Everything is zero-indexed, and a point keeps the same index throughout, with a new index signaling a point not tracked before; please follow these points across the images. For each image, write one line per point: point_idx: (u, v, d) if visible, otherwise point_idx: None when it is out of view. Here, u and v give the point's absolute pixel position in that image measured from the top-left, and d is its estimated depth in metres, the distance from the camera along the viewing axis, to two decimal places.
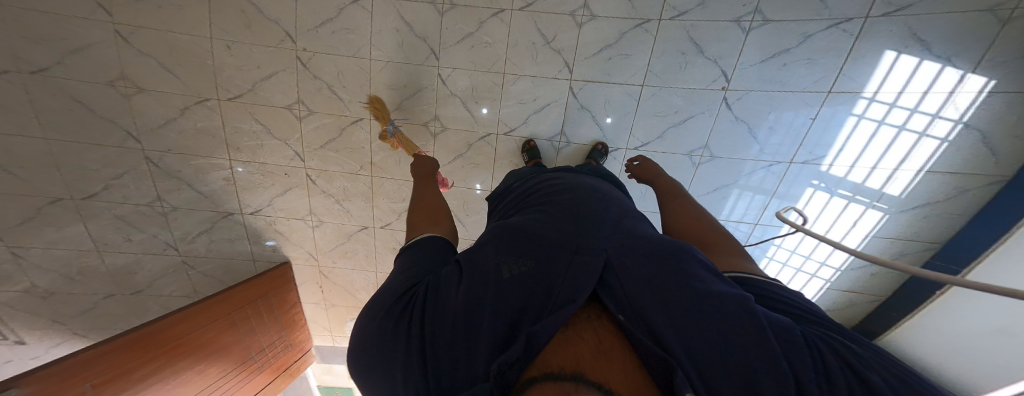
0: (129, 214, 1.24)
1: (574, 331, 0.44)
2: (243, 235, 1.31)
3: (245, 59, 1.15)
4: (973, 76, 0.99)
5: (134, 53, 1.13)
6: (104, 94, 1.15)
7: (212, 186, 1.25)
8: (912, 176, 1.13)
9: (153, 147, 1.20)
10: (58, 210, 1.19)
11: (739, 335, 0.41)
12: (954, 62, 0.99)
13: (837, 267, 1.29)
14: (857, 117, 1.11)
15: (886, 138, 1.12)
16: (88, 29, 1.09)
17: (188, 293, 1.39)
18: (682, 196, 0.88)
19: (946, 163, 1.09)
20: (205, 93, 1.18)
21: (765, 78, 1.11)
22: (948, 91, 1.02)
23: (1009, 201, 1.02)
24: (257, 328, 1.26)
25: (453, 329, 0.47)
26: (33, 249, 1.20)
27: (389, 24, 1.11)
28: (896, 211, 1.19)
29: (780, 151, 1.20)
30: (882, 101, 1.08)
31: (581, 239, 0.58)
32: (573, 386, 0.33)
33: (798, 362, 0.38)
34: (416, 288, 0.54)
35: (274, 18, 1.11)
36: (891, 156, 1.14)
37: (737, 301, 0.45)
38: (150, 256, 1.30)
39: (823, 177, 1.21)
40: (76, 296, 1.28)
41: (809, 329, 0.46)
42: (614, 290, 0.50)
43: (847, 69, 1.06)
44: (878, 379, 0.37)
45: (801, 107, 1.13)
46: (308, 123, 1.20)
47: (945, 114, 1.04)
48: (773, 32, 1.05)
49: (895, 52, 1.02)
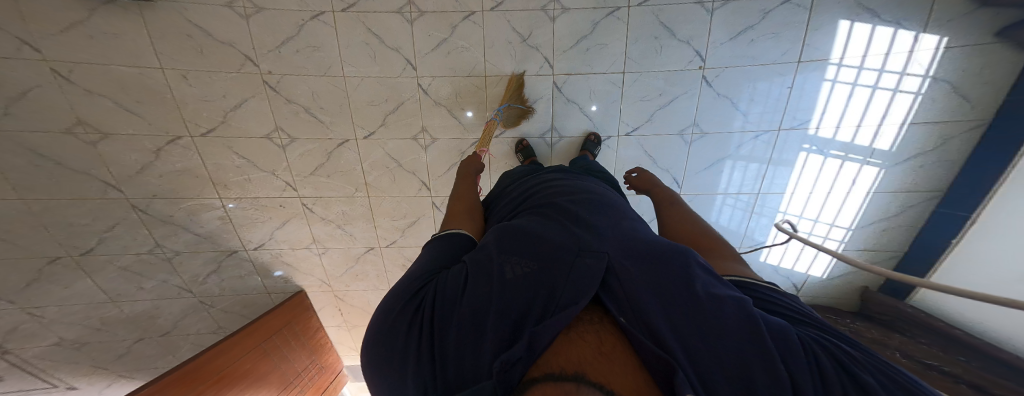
0: (132, 263, 1.25)
1: (576, 333, 0.49)
2: (252, 270, 1.33)
3: (208, 89, 1.09)
4: (926, 35, 0.96)
5: (83, 93, 1.06)
6: (66, 144, 1.09)
7: (209, 226, 1.24)
8: (896, 129, 1.06)
9: (138, 195, 1.18)
10: (60, 268, 1.20)
11: (735, 335, 0.44)
12: (905, 25, 0.96)
13: (848, 226, 1.23)
14: (830, 82, 1.05)
15: (863, 99, 1.05)
16: (26, 72, 1.01)
17: (213, 328, 1.44)
18: (677, 203, 0.87)
19: (924, 114, 1.03)
20: (175, 131, 1.12)
21: (734, 56, 1.05)
22: (908, 50, 0.98)
23: (1000, 138, 0.96)
24: (289, 355, 1.34)
25: (459, 329, 0.50)
26: (49, 308, 1.22)
27: (357, 37, 1.06)
28: (890, 164, 1.11)
29: (765, 120, 1.13)
30: (850, 65, 1.02)
31: (581, 241, 0.60)
32: (573, 386, 0.38)
33: (795, 366, 0.40)
34: (427, 289, 0.56)
35: (228, 41, 1.04)
36: (871, 113, 1.06)
37: (735, 303, 0.47)
38: (167, 300, 1.33)
39: (811, 140, 1.13)
40: (107, 344, 1.33)
41: (804, 331, 0.48)
42: (614, 292, 0.53)
43: (810, 39, 1.01)
44: (870, 377, 0.40)
45: (776, 78, 1.07)
46: (292, 151, 1.17)
47: (911, 71, 0.99)
48: (735, 12, 1.01)
49: (848, 21, 0.98)
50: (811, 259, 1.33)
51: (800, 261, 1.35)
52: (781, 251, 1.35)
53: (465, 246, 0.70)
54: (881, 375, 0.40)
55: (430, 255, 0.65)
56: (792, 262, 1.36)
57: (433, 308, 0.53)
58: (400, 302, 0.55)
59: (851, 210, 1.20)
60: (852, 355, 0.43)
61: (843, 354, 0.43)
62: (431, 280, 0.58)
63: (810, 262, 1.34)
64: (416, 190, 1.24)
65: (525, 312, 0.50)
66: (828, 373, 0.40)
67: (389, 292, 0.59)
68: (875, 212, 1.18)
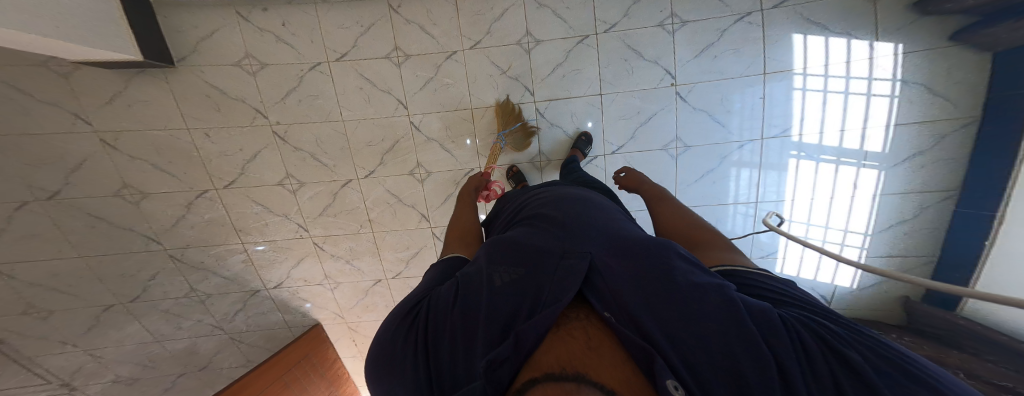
0: (172, 307, 1.39)
1: (565, 330, 0.48)
2: (273, 307, 1.42)
3: (227, 145, 1.22)
4: (881, 43, 0.98)
5: (126, 158, 1.23)
6: (116, 204, 1.26)
7: (234, 269, 1.35)
8: (882, 131, 1.01)
9: (174, 245, 1.32)
10: (114, 314, 1.36)
11: (722, 321, 0.43)
12: (857, 35, 0.99)
13: (865, 231, 1.09)
14: (801, 91, 1.04)
15: (838, 104, 1.03)
16: (79, 144, 1.19)
17: (240, 364, 1.53)
18: (668, 199, 0.87)
19: (906, 114, 0.99)
20: (203, 186, 1.26)
21: (702, 71, 1.08)
22: (868, 57, 0.99)
23: (998, 129, 0.87)
24: (309, 387, 1.40)
25: (451, 336, 0.51)
26: (106, 348, 1.38)
27: (351, 83, 1.17)
28: (889, 166, 1.02)
29: (746, 131, 1.10)
30: (815, 74, 1.03)
31: (567, 245, 0.61)
32: (574, 385, 0.36)
33: (778, 344, 0.39)
34: (421, 305, 0.59)
35: (240, 97, 1.18)
36: (852, 117, 1.03)
37: (717, 289, 0.47)
38: (202, 337, 1.45)
39: (796, 147, 1.07)
40: (154, 379, 1.47)
41: (789, 313, 0.47)
42: (599, 291, 0.53)
43: (771, 52, 1.04)
44: (854, 354, 0.38)
45: (746, 90, 1.07)
46: (301, 195, 1.26)
47: (878, 76, 0.99)
48: (695, 31, 1.07)
49: (801, 35, 1.01)
50: (834, 267, 1.21)
51: (823, 271, 1.23)
52: (796, 261, 1.26)
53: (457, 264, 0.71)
54: (869, 350, 0.38)
55: (428, 278, 0.68)
56: (813, 272, 1.25)
57: (426, 322, 0.54)
58: (396, 319, 0.58)
59: (864, 214, 1.08)
60: (834, 333, 0.41)
61: (825, 330, 0.42)
62: (426, 297, 0.60)
63: (834, 271, 1.21)
64: (416, 222, 1.29)
65: (513, 315, 0.50)
66: (807, 344, 0.39)
67: (389, 316, 0.61)
68: (889, 214, 1.06)
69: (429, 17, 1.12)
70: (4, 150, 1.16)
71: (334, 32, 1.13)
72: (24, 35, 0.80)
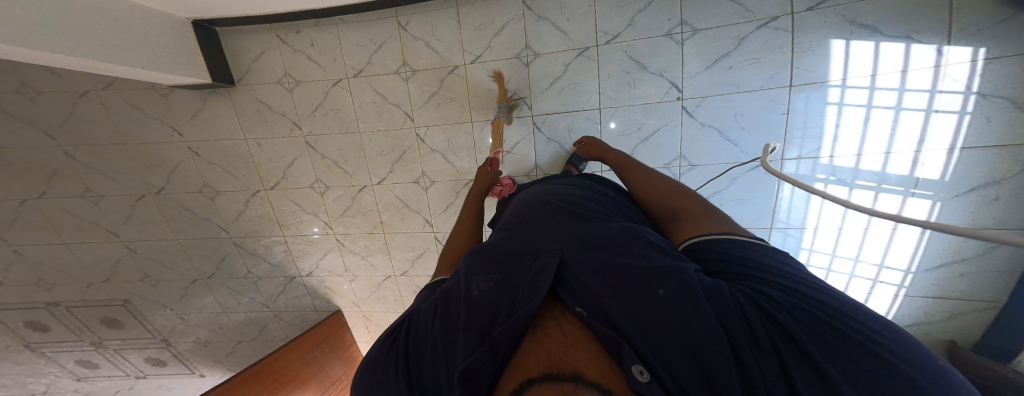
0: (235, 284, 1.71)
1: (542, 331, 0.42)
2: (306, 292, 1.67)
3: (272, 153, 1.45)
4: (953, 48, 0.84)
5: (204, 163, 1.52)
6: (197, 199, 1.57)
7: (278, 257, 1.62)
8: (944, 155, 0.90)
9: (236, 234, 1.61)
10: (197, 287, 1.71)
11: (692, 314, 0.38)
12: (919, 38, 0.85)
13: (906, 269, 1.02)
14: (837, 105, 0.94)
15: (886, 122, 0.92)
16: (173, 151, 1.51)
17: (281, 338, 1.81)
18: (642, 166, 0.81)
19: (979, 135, 0.86)
20: (255, 186, 1.51)
21: (714, 84, 1.01)
22: (933, 65, 0.86)
23: None
24: (328, 366, 1.62)
25: (432, 352, 0.47)
26: (191, 314, 1.74)
27: (367, 98, 1.29)
28: (946, 196, 0.91)
29: (764, 151, 1.02)
30: (857, 86, 0.92)
31: (539, 242, 0.56)
32: (572, 386, 0.32)
33: (733, 325, 0.36)
34: (401, 325, 0.55)
35: (282, 111, 1.39)
36: (902, 138, 0.92)
37: (680, 275, 0.42)
38: (255, 312, 1.76)
39: (825, 170, 0.99)
40: (222, 343, 1.81)
41: (762, 288, 0.41)
42: (569, 283, 0.48)
43: (801, 62, 0.93)
44: (791, 321, 0.35)
45: (767, 105, 0.99)
46: (327, 196, 1.45)
47: (945, 87, 0.86)
48: (708, 39, 0.98)
49: (843, 40, 0.90)
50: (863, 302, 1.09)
51: None
52: None
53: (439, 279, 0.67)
54: (814, 318, 0.35)
55: None
56: None
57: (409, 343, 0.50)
58: (379, 351, 0.52)
59: (906, 250, 1.00)
60: (785, 304, 0.37)
61: (770, 300, 0.38)
62: (407, 318, 0.56)
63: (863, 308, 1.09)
64: (421, 226, 1.40)
65: (489, 320, 0.46)
66: (759, 328, 0.35)
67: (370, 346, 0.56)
68: (938, 253, 0.97)
69: (435, 33, 1.17)
70: (127, 154, 1.51)
71: (353, 51, 1.25)
72: (119, 67, 1.03)
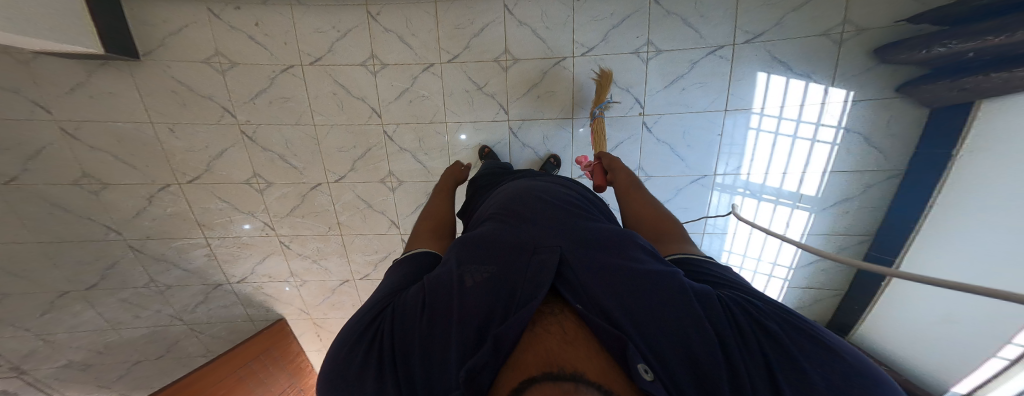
0: (131, 296, 1.42)
1: (541, 326, 0.45)
2: (236, 301, 1.48)
3: (193, 141, 1.23)
4: (835, 89, 1.09)
5: (86, 148, 1.21)
6: (74, 194, 1.25)
7: (196, 262, 1.40)
8: (820, 177, 1.18)
9: (134, 236, 1.33)
10: (69, 300, 1.35)
11: (683, 309, 0.45)
12: (815, 78, 1.09)
13: (789, 265, 1.33)
14: (756, 130, 1.17)
15: (786, 146, 1.17)
16: (37, 132, 1.16)
17: (202, 352, 1.59)
18: (640, 189, 0.86)
19: (842, 162, 1.15)
20: (165, 179, 1.27)
21: (670, 103, 1.17)
22: (820, 102, 1.10)
23: (912, 190, 1.07)
24: (268, 379, 1.45)
25: (422, 344, 0.45)
26: (58, 334, 1.37)
27: (326, 89, 1.18)
28: (819, 209, 1.22)
29: (701, 167, 1.24)
30: (770, 115, 1.14)
31: (538, 239, 0.58)
32: (572, 386, 0.33)
33: (716, 318, 0.44)
34: (381, 314, 0.50)
35: (208, 95, 1.18)
36: (796, 161, 1.18)
37: (670, 276, 0.50)
38: (160, 326, 1.49)
39: (743, 184, 1.24)
40: (111, 365, 1.49)
41: (729, 293, 0.50)
42: (571, 283, 0.51)
43: (734, 89, 1.13)
44: (771, 324, 0.44)
45: (706, 126, 1.18)
46: (269, 194, 1.30)
47: (826, 121, 1.12)
48: (668, 61, 1.13)
49: (765, 73, 1.10)
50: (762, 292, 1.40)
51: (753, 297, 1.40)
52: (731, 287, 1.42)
53: (423, 262, 0.63)
54: (782, 321, 0.44)
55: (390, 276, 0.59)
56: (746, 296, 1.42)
57: (391, 333, 0.47)
58: (349, 335, 0.48)
59: (791, 251, 1.31)
60: (755, 309, 0.46)
61: (750, 306, 0.47)
62: (388, 304, 0.51)
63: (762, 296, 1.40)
64: (386, 228, 1.35)
65: (489, 314, 0.46)
66: (740, 324, 0.44)
67: (340, 333, 0.49)
68: (812, 253, 1.29)
69: (409, 27, 1.12)
70: None
71: (310, 36, 1.13)
72: None
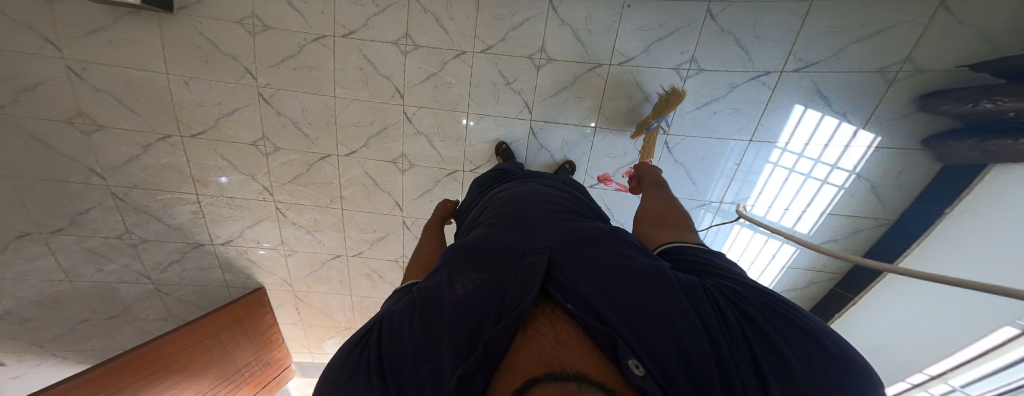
0: (98, 246, 1.32)
1: (533, 329, 0.43)
2: (214, 264, 1.42)
3: (204, 96, 1.21)
4: (864, 132, 1.14)
5: (88, 88, 1.16)
6: (64, 132, 1.19)
7: (180, 218, 1.33)
8: (818, 217, 1.29)
9: (118, 184, 1.26)
10: (29, 243, 1.27)
11: (669, 307, 0.42)
12: (849, 119, 1.14)
13: None
14: (772, 164, 1.25)
15: (796, 183, 1.27)
16: (42, 65, 1.12)
17: (161, 317, 1.50)
18: (662, 189, 0.90)
19: (842, 206, 1.25)
20: (167, 130, 1.23)
21: (698, 123, 1.23)
22: (845, 144, 1.17)
23: (897, 238, 1.18)
24: (234, 350, 1.39)
25: (410, 354, 0.42)
26: (6, 279, 1.27)
27: (353, 62, 1.19)
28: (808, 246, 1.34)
29: (710, 193, 1.33)
30: (792, 151, 1.22)
31: (524, 241, 0.57)
32: (576, 386, 0.31)
33: (705, 315, 0.41)
34: (370, 332, 0.48)
35: (232, 54, 1.17)
36: (800, 198, 1.29)
37: (655, 271, 0.48)
38: (124, 283, 1.40)
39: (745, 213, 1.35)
40: (55, 320, 1.37)
41: (715, 283, 0.48)
42: (559, 282, 0.49)
43: (766, 119, 1.19)
44: (757, 312, 0.42)
45: (726, 153, 1.26)
46: (274, 159, 1.27)
47: (842, 165, 1.20)
48: (707, 81, 1.17)
49: (802, 106, 1.15)
50: None
51: None
52: None
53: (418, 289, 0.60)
54: (768, 309, 0.42)
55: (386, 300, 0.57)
56: None
57: (378, 348, 0.44)
58: (337, 356, 0.45)
59: (770, 278, 1.43)
60: (744, 298, 0.44)
61: (738, 295, 0.45)
62: (376, 320, 0.49)
63: None
64: (390, 208, 1.35)
65: (479, 320, 0.44)
66: (728, 315, 0.41)
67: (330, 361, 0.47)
68: (787, 283, 1.43)
69: (448, 11, 1.14)
70: None
71: (347, 8, 1.14)
72: None
